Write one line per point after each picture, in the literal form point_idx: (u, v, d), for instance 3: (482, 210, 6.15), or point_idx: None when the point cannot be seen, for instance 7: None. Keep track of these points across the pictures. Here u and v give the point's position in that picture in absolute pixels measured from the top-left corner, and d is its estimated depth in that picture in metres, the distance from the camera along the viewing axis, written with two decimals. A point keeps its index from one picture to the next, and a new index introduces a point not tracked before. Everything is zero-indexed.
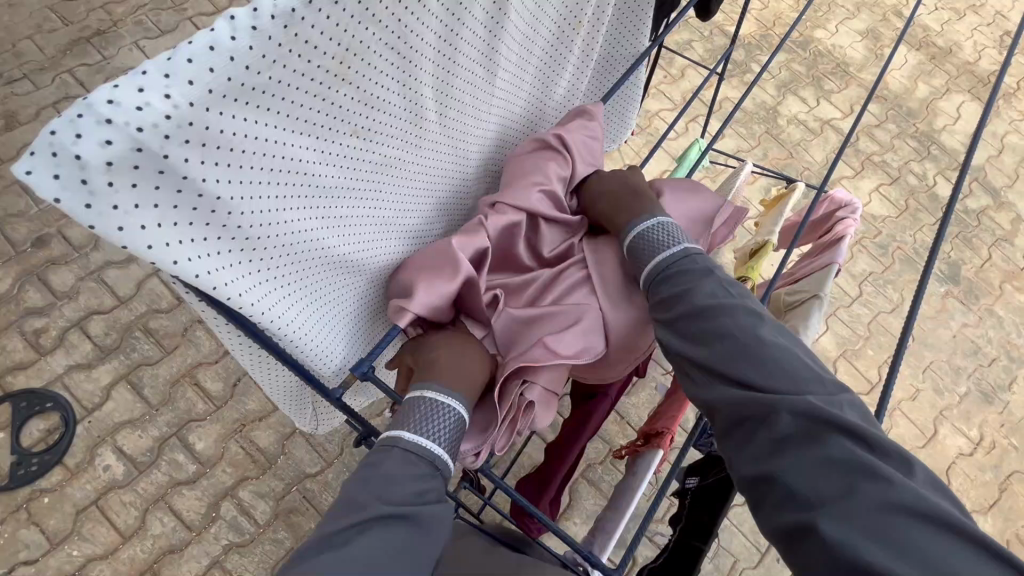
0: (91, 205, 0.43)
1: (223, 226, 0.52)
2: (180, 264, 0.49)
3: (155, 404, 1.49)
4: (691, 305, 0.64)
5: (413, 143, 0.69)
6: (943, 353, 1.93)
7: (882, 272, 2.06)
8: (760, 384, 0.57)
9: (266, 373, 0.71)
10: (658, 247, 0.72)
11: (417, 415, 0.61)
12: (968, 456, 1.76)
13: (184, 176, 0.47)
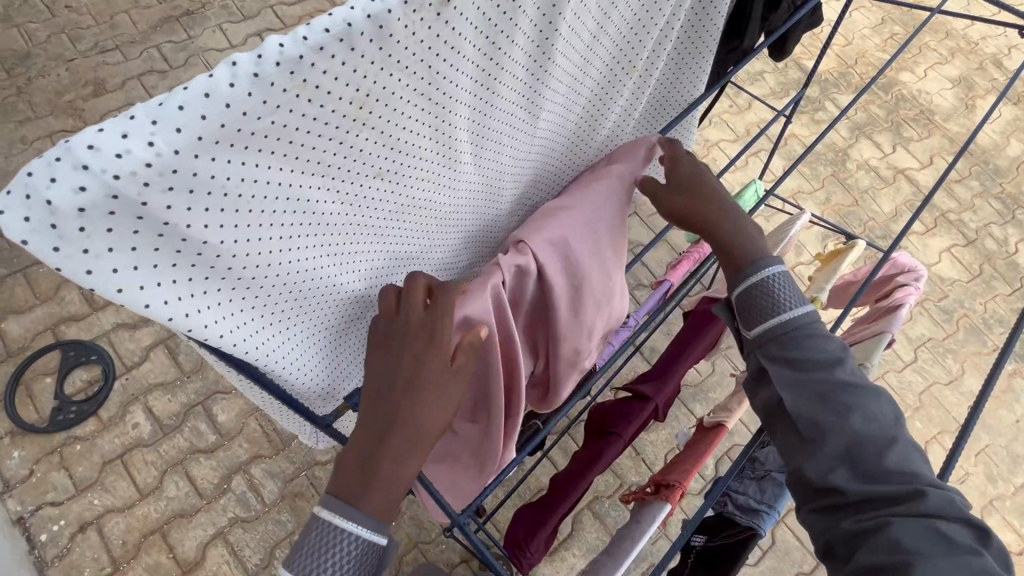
0: (60, 247, 0.38)
1: (213, 267, 0.46)
2: (158, 309, 0.44)
3: (187, 371, 1.56)
4: (828, 371, 0.55)
5: (443, 184, 0.62)
6: (1002, 438, 1.76)
7: (943, 340, 1.91)
8: (886, 450, 0.50)
9: (255, 395, 0.66)
10: (776, 304, 0.60)
11: (311, 542, 0.50)
12: (1014, 555, 1.60)
13: (169, 223, 0.41)
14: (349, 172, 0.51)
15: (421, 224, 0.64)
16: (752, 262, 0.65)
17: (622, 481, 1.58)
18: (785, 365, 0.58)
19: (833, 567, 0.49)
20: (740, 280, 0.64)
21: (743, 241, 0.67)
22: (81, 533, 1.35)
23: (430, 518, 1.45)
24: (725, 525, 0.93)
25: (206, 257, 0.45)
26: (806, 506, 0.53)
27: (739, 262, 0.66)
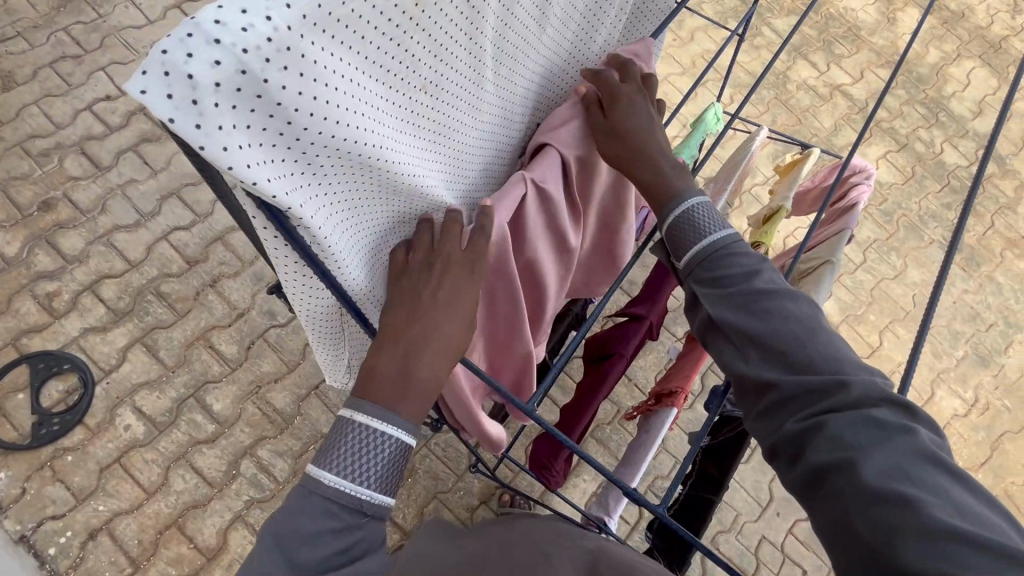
0: (200, 127, 0.38)
1: (315, 166, 0.46)
2: (274, 197, 0.43)
3: (171, 366, 1.51)
4: (745, 281, 0.58)
5: (477, 102, 0.63)
6: (943, 318, 1.96)
7: (886, 239, 2.07)
8: (815, 352, 0.52)
9: (318, 336, 0.65)
10: (699, 233, 0.63)
11: (343, 447, 0.49)
12: (962, 417, 1.81)
13: (281, 105, 0.41)
14: (414, 79, 0.52)
15: (462, 146, 0.64)
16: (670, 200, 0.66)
17: (619, 406, 1.67)
18: (712, 286, 0.60)
19: (781, 475, 0.51)
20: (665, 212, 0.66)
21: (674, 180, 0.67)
22: (92, 541, 1.32)
23: (444, 469, 1.49)
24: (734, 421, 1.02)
25: (309, 154, 0.45)
26: (751, 417, 0.54)
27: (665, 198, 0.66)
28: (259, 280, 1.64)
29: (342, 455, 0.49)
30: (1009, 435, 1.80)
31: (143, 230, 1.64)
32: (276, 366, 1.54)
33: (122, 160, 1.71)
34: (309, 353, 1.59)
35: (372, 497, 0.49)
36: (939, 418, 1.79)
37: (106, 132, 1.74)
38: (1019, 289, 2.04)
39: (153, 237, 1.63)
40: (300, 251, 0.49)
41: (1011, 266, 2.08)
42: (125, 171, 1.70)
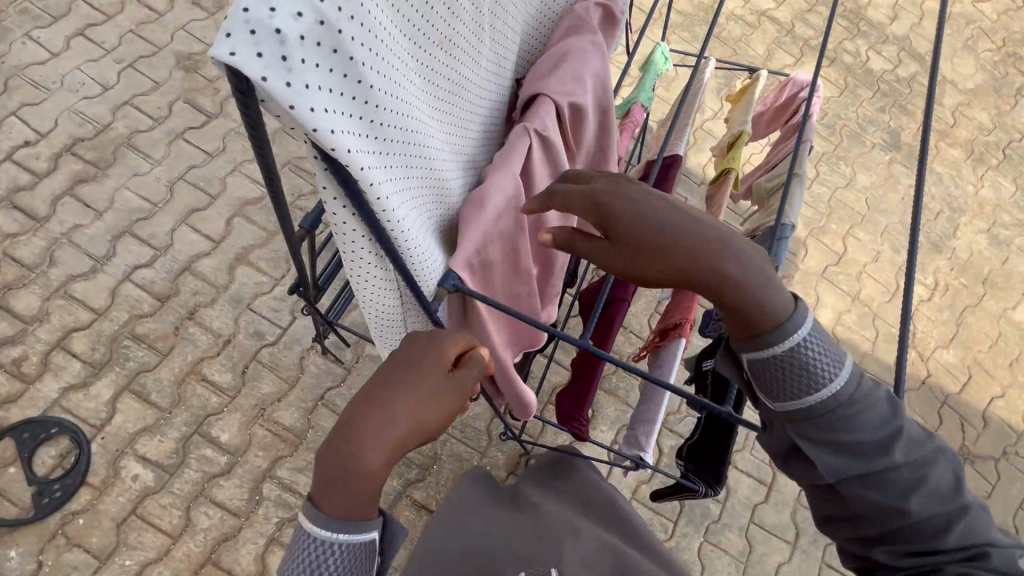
0: (290, 84, 0.36)
1: (381, 128, 0.44)
2: (353, 159, 0.41)
3: (167, 407, 1.45)
4: (843, 425, 0.52)
5: (492, 62, 0.60)
6: (895, 215, 2.09)
7: (833, 151, 2.18)
8: (902, 487, 0.51)
9: (377, 329, 0.62)
10: (812, 384, 0.52)
11: (300, 558, 0.48)
12: (927, 301, 1.95)
13: (353, 59, 0.39)
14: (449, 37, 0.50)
15: (484, 109, 0.61)
16: (769, 329, 0.52)
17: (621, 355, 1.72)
18: (819, 441, 0.54)
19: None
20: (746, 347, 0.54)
21: (759, 293, 0.51)
22: None
23: (466, 449, 1.51)
24: None
25: (375, 112, 0.43)
26: (835, 532, 0.56)
27: (757, 332, 0.52)
28: (238, 303, 1.59)
29: (301, 562, 0.48)
30: (970, 309, 1.96)
31: (101, 275, 1.55)
32: (277, 385, 1.51)
33: (61, 206, 1.60)
34: (306, 365, 1.56)
35: None
36: (907, 306, 1.93)
37: (35, 180, 1.62)
38: (957, 175, 2.18)
39: (115, 279, 1.55)
40: (370, 221, 0.47)
41: (946, 155, 2.22)
42: (67, 217, 1.59)
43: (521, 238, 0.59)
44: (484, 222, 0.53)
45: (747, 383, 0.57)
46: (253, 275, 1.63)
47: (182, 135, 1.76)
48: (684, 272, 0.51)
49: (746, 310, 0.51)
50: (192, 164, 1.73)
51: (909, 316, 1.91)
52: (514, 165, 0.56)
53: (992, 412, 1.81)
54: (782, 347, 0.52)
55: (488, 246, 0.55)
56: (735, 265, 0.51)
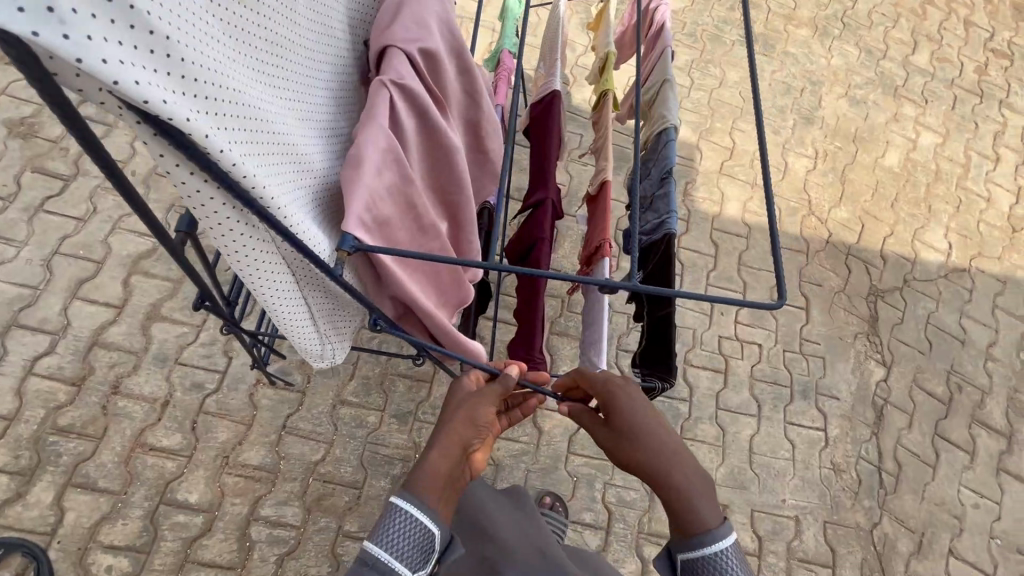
0: (67, 37, 0.34)
1: (194, 81, 0.42)
2: (173, 113, 0.40)
3: (121, 488, 1.37)
4: None
5: (307, 15, 0.59)
6: (768, 100, 2.25)
7: (701, 56, 2.29)
8: None
9: (283, 316, 0.60)
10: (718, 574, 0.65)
11: (389, 521, 0.61)
12: (813, 170, 2.13)
13: (134, 8, 0.37)
14: None
15: (311, 64, 0.60)
16: (698, 532, 0.67)
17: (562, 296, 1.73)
18: None
19: None
20: (680, 546, 0.68)
21: (699, 502, 0.68)
22: None
23: None
24: (648, 250, 1.18)
25: (180, 64, 0.41)
26: None
27: (687, 529, 0.67)
28: (163, 361, 1.50)
29: (389, 533, 0.60)
30: (849, 167, 2.17)
31: None
32: (234, 429, 1.45)
33: None
34: (257, 401, 1.50)
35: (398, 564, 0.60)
36: (798, 179, 2.11)
37: None
38: (809, 52, 2.38)
39: (18, 378, 1.42)
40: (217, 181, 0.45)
41: (796, 36, 2.41)
42: None
43: (413, 188, 0.60)
44: (365, 178, 0.54)
45: None
46: (170, 329, 1.53)
47: (41, 207, 1.60)
48: (651, 471, 0.71)
49: (687, 514, 0.68)
50: (63, 234, 1.58)
51: (802, 187, 2.10)
52: (380, 121, 0.57)
53: (887, 250, 2.03)
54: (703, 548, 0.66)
55: (378, 204, 0.56)
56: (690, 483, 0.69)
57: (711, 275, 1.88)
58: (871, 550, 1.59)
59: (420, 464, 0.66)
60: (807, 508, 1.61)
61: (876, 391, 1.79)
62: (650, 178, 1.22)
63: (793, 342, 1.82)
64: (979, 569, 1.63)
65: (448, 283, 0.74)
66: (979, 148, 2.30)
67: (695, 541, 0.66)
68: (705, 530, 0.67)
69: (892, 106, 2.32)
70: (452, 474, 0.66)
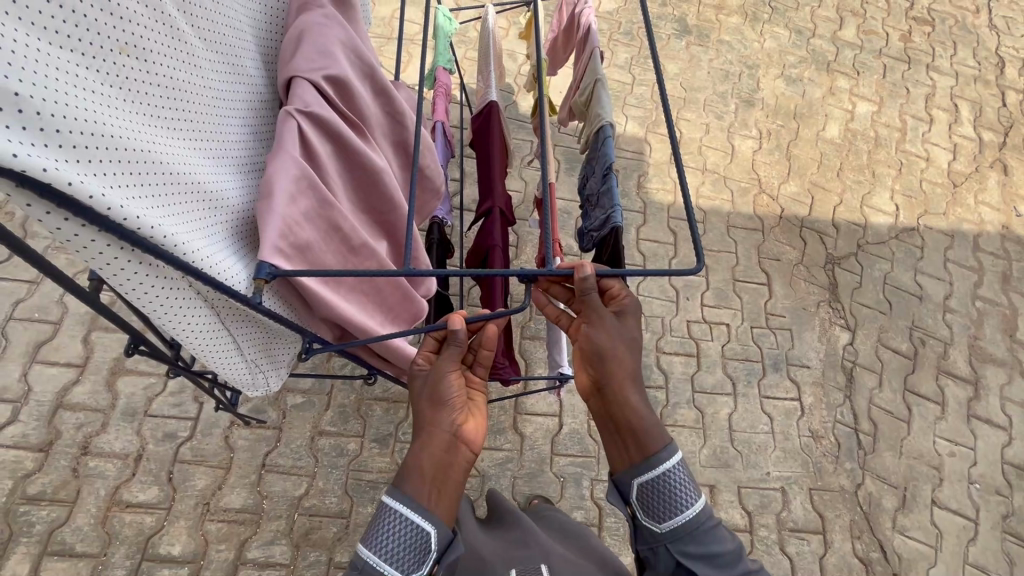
0: None
1: (56, 133, 0.43)
2: (30, 165, 0.40)
3: (100, 550, 1.33)
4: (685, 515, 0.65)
5: (191, 59, 0.60)
6: (708, 87, 2.31)
7: (640, 53, 2.35)
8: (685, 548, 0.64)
9: (209, 349, 0.60)
10: (676, 496, 0.65)
11: (378, 524, 0.62)
12: (759, 150, 2.20)
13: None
14: (101, 41, 0.49)
15: (204, 106, 0.61)
16: (658, 451, 0.66)
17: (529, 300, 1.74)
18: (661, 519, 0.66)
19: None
20: (629, 473, 0.67)
21: (657, 432, 0.67)
22: None
23: None
24: (601, 244, 1.19)
25: (36, 119, 0.41)
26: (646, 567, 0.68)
27: (638, 452, 0.67)
28: (133, 415, 1.47)
29: (378, 532, 0.62)
30: (793, 143, 2.24)
31: None
32: (212, 474, 1.43)
33: None
34: (234, 443, 1.48)
35: (390, 565, 0.61)
36: (746, 160, 2.17)
37: None
38: (742, 38, 2.46)
39: None
40: (99, 225, 0.46)
41: (728, 25, 2.49)
42: None
43: (333, 211, 0.62)
44: (277, 206, 0.56)
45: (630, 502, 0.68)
46: (137, 381, 1.51)
47: None
48: (626, 378, 0.69)
49: (638, 437, 0.67)
50: (16, 300, 1.55)
51: (750, 168, 2.16)
52: (290, 150, 0.60)
53: (839, 218, 2.10)
54: (651, 474, 0.65)
55: (298, 230, 0.58)
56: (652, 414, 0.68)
57: (672, 263, 1.92)
58: (858, 510, 1.62)
59: (410, 455, 0.66)
60: (792, 478, 1.64)
61: (844, 355, 1.84)
62: (595, 176, 1.24)
63: (759, 318, 1.86)
64: (963, 515, 1.67)
65: (392, 300, 0.74)
66: (913, 112, 2.40)
67: (655, 456, 0.66)
68: (667, 456, 0.66)
69: (827, 81, 2.41)
70: (443, 460, 0.66)
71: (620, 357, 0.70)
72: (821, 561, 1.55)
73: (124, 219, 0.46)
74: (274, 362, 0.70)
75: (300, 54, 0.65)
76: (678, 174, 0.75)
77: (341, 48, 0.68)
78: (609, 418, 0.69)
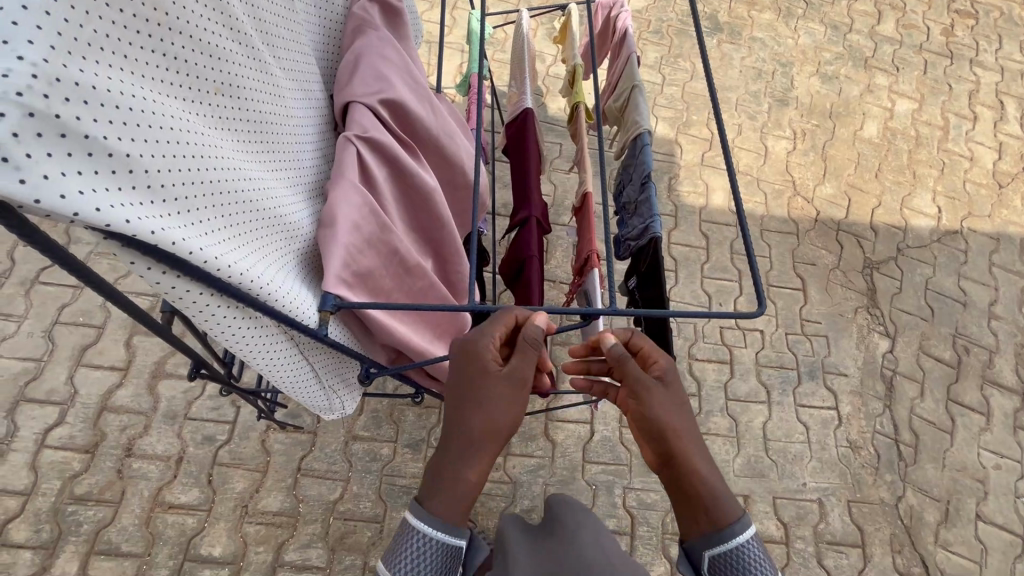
0: (26, 179, 0.35)
1: (153, 187, 0.44)
2: (141, 228, 0.41)
3: (144, 550, 1.37)
4: None
5: (268, 92, 0.60)
6: (740, 86, 2.26)
7: (669, 51, 2.31)
8: None
9: (289, 378, 0.61)
10: (746, 566, 0.63)
11: (401, 542, 0.60)
12: (793, 151, 2.15)
13: (89, 137, 0.39)
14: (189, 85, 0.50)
15: (279, 137, 0.62)
16: (732, 527, 0.63)
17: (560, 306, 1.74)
18: None
19: None
20: (702, 544, 0.65)
21: (724, 498, 0.65)
22: None
23: None
24: (639, 254, 1.17)
25: (140, 177, 0.43)
26: None
27: (709, 526, 0.64)
28: (173, 419, 1.51)
29: (402, 550, 0.60)
30: (829, 143, 2.18)
31: (12, 454, 1.43)
32: (250, 478, 1.46)
33: None
34: (270, 446, 1.51)
35: None
36: (779, 160, 2.12)
37: None
38: (775, 35, 2.40)
39: (30, 452, 1.43)
40: (194, 273, 0.47)
41: (760, 21, 2.43)
42: None
43: (391, 237, 0.62)
44: (341, 237, 0.57)
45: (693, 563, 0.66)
46: (177, 385, 1.55)
47: (37, 281, 1.61)
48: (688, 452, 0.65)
49: (708, 509, 0.64)
50: (62, 304, 1.59)
51: (784, 169, 2.11)
52: (350, 176, 0.60)
53: (877, 221, 2.04)
54: (724, 547, 0.63)
55: (358, 258, 0.59)
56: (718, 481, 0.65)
57: (704, 267, 1.89)
58: (899, 524, 1.58)
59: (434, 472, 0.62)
60: (829, 489, 1.60)
61: (883, 363, 1.79)
62: (632, 184, 1.22)
63: (794, 324, 1.82)
64: (1009, 531, 1.62)
65: (441, 320, 0.74)
66: (956, 109, 2.31)
67: (725, 533, 0.63)
68: (739, 533, 0.63)
69: (864, 77, 2.34)
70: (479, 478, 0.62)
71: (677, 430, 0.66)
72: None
73: (215, 265, 0.47)
74: (346, 385, 0.72)
75: (355, 79, 0.66)
76: (732, 188, 0.72)
77: (393, 69, 0.68)
78: (678, 495, 0.66)
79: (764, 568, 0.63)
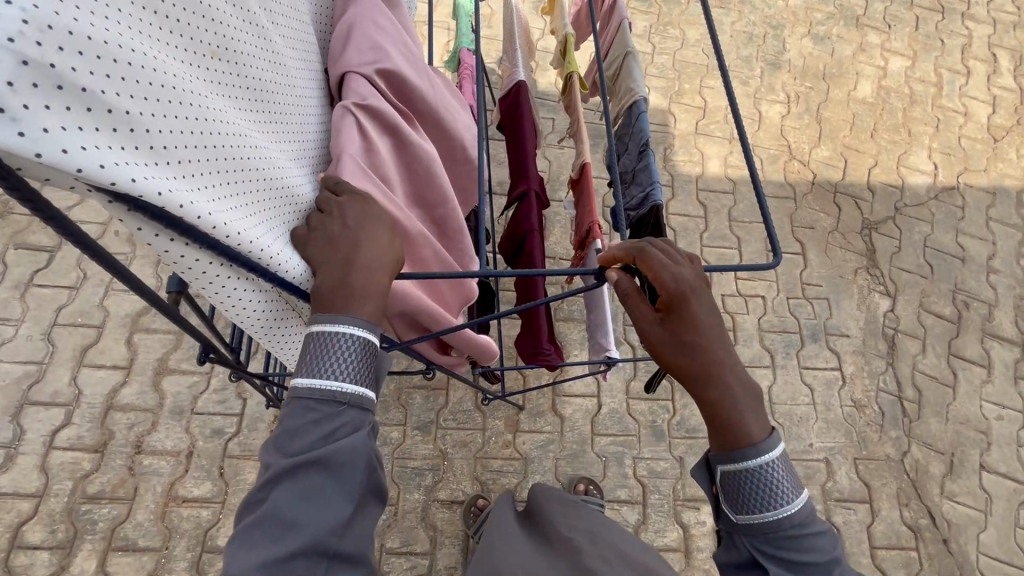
0: (25, 133, 0.35)
1: (154, 149, 0.44)
2: (146, 189, 0.42)
3: (161, 544, 1.38)
4: (775, 511, 0.62)
5: (271, 59, 0.59)
6: (732, 51, 2.23)
7: (658, 19, 2.27)
8: (774, 546, 0.62)
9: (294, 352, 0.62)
10: (769, 493, 0.62)
11: (316, 358, 0.53)
12: (788, 115, 2.13)
13: (85, 90, 0.38)
14: (189, 47, 0.49)
15: (285, 104, 0.61)
16: (747, 450, 0.63)
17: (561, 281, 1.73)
18: (750, 513, 0.63)
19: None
20: (716, 455, 0.65)
21: (746, 419, 0.64)
22: None
23: (466, 432, 1.55)
24: (639, 223, 1.16)
25: (142, 137, 0.43)
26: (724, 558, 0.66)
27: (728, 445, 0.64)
28: (180, 414, 1.50)
29: (320, 368, 0.53)
30: (823, 105, 2.16)
31: (21, 458, 1.42)
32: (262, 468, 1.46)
33: None
34: None
35: (349, 389, 0.53)
36: (774, 125, 2.10)
37: None
38: None
39: (39, 454, 1.43)
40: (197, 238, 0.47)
41: None
42: None
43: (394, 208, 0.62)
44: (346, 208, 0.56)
45: (715, 490, 0.66)
46: (182, 380, 1.54)
47: (31, 283, 1.59)
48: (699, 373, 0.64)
49: (727, 433, 0.64)
50: (59, 305, 1.58)
51: (779, 133, 2.09)
52: (349, 148, 0.60)
53: (874, 181, 2.03)
54: (736, 466, 0.63)
55: None
56: (734, 404, 0.64)
57: (703, 236, 1.88)
58: (905, 478, 1.60)
59: (309, 344, 0.54)
60: (835, 448, 1.62)
61: (885, 322, 1.80)
62: (629, 153, 1.20)
63: (794, 288, 1.82)
64: (1013, 479, 1.65)
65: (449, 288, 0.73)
66: (949, 65, 2.29)
67: (743, 455, 0.62)
68: (759, 454, 0.62)
69: (856, 36, 2.31)
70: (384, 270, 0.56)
71: (689, 355, 0.65)
72: (868, 530, 1.54)
73: (217, 228, 0.47)
74: None
75: (351, 51, 0.65)
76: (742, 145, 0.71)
77: (389, 39, 0.67)
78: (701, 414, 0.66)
79: (792, 497, 0.62)
